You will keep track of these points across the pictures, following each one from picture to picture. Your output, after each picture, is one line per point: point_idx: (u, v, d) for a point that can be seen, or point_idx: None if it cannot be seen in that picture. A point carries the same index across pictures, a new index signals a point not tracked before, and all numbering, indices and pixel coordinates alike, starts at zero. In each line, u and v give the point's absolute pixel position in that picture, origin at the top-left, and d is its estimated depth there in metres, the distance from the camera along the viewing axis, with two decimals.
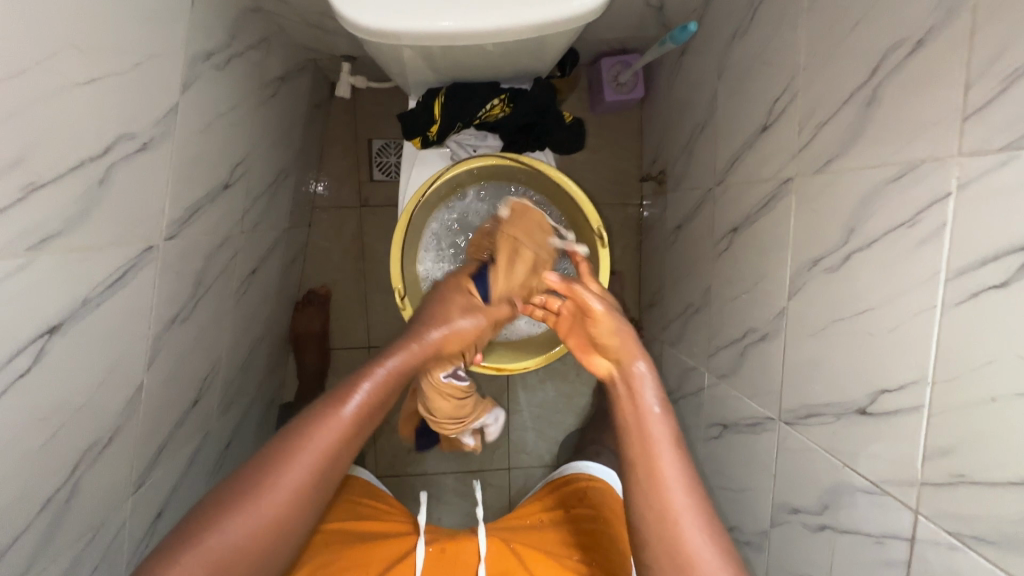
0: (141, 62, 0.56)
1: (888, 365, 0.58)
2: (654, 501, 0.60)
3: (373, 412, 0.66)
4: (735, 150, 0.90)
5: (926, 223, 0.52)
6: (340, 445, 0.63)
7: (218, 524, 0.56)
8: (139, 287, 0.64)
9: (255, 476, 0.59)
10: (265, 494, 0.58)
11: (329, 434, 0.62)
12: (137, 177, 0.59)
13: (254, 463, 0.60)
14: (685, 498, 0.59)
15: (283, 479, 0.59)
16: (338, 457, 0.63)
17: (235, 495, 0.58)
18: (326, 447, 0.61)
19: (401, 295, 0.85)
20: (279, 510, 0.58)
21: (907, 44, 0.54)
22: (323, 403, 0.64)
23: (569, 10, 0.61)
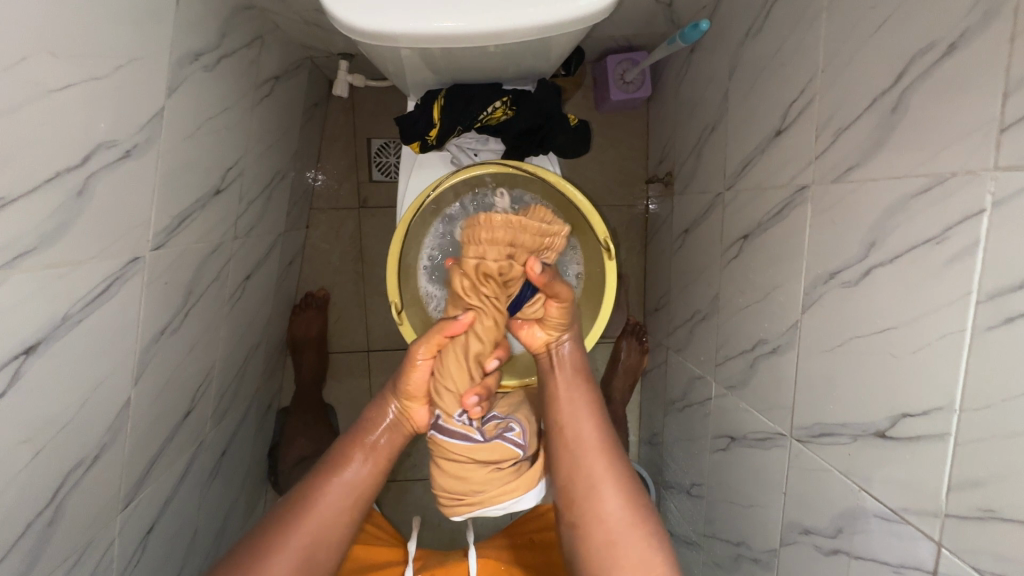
0: (123, 65, 0.53)
1: (911, 388, 0.54)
2: (576, 472, 0.69)
3: (370, 477, 0.71)
4: (747, 154, 0.86)
5: (955, 240, 0.49)
6: (343, 510, 0.68)
7: None
8: (125, 300, 0.61)
9: (264, 545, 0.65)
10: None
11: (330, 500, 0.68)
12: (120, 186, 0.56)
13: (251, 544, 0.66)
14: (603, 467, 0.69)
15: (276, 565, 0.63)
16: (330, 535, 0.67)
17: (245, 559, 0.64)
18: (331, 513, 0.67)
19: (397, 309, 0.83)
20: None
21: (938, 48, 0.50)
22: (306, 489, 0.69)
23: (576, 9, 0.57)
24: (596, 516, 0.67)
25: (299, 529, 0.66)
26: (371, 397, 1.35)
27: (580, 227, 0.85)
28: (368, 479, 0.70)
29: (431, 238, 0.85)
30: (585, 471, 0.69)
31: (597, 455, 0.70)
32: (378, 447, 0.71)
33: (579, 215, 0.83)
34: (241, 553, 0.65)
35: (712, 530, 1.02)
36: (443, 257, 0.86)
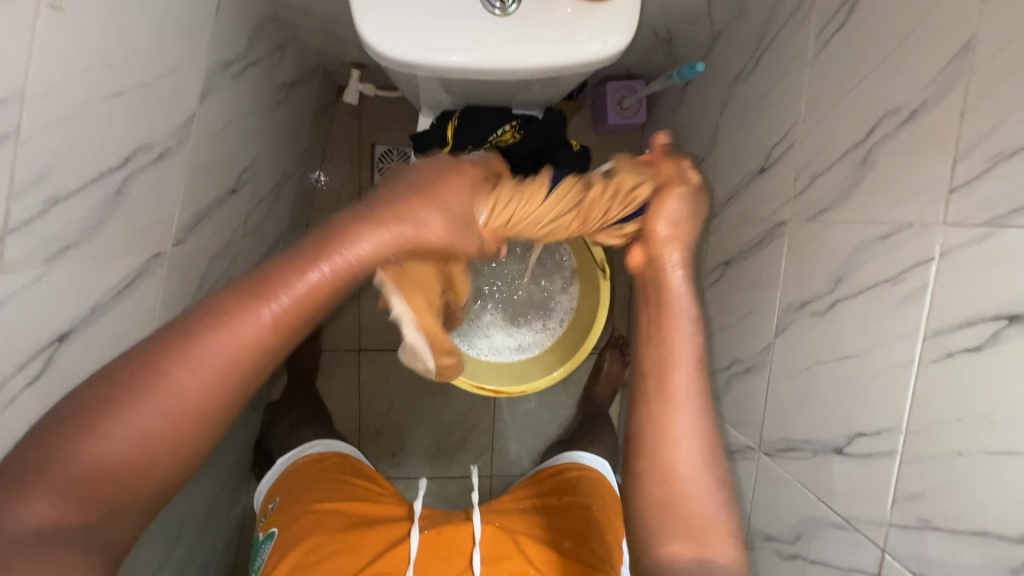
0: (165, 73, 0.57)
1: (867, 410, 0.61)
2: (654, 435, 0.49)
3: (324, 306, 0.42)
4: (733, 186, 0.93)
5: (909, 282, 0.56)
6: (270, 350, 0.40)
7: (78, 444, 0.35)
8: (145, 293, 0.64)
9: (138, 387, 0.36)
10: (122, 432, 0.36)
11: (265, 331, 0.39)
12: (152, 186, 0.60)
13: (105, 385, 0.37)
14: (694, 432, 0.49)
15: (155, 417, 0.36)
16: (249, 384, 0.40)
17: (106, 399, 0.36)
18: (253, 351, 0.39)
19: None
20: (166, 440, 0.37)
21: (903, 112, 0.57)
22: (225, 305, 0.39)
23: (595, 50, 0.58)
24: (663, 480, 0.48)
25: (205, 366, 0.38)
26: (360, 394, 1.43)
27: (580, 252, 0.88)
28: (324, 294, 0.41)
29: None
30: (659, 429, 0.49)
31: (683, 407, 0.49)
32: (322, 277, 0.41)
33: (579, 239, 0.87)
34: (93, 383, 0.36)
35: None
36: None
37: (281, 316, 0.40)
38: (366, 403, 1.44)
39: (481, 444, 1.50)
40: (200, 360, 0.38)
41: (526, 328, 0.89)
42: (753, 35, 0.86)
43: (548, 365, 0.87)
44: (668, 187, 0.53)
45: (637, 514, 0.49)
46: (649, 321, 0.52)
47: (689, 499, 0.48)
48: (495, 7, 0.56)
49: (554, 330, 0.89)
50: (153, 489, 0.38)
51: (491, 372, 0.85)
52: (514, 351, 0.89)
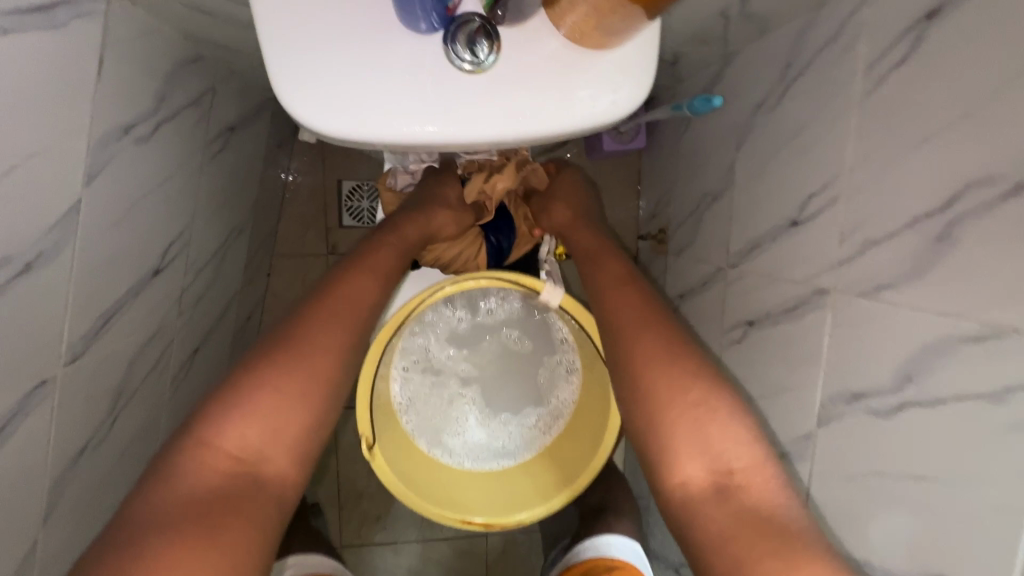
0: (20, 163, 0.41)
1: (955, 552, 0.49)
2: (639, 356, 0.64)
3: (390, 271, 0.69)
4: (754, 237, 0.80)
5: (1016, 406, 0.43)
6: (363, 305, 0.64)
7: (238, 398, 0.53)
8: (27, 435, 0.50)
9: (280, 339, 0.58)
10: (248, 410, 0.53)
11: (359, 292, 0.64)
12: (18, 307, 0.45)
13: (252, 357, 0.57)
14: (666, 343, 0.64)
15: (301, 356, 0.58)
16: (338, 353, 0.60)
17: (248, 365, 0.56)
18: (357, 302, 0.64)
19: (369, 444, 0.67)
20: (312, 374, 0.57)
21: (1003, 183, 0.44)
22: (295, 319, 0.60)
23: (596, 112, 0.44)
24: (664, 396, 0.61)
25: (302, 348, 0.58)
26: (338, 453, 1.30)
27: (580, 337, 0.75)
28: (371, 286, 0.66)
29: (419, 347, 0.73)
30: (645, 357, 0.64)
31: (649, 329, 0.65)
32: (386, 254, 0.69)
33: (576, 324, 0.73)
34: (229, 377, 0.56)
35: None
36: (431, 362, 0.74)
37: (337, 308, 0.62)
38: (344, 462, 1.30)
39: None
40: (315, 324, 0.60)
41: (516, 428, 0.76)
42: (777, 63, 0.72)
43: (544, 483, 0.74)
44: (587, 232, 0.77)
45: (659, 434, 0.59)
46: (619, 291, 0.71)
47: (690, 426, 0.58)
48: (466, 61, 0.42)
49: (552, 430, 0.75)
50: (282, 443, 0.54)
51: (475, 492, 0.74)
52: (504, 459, 0.75)
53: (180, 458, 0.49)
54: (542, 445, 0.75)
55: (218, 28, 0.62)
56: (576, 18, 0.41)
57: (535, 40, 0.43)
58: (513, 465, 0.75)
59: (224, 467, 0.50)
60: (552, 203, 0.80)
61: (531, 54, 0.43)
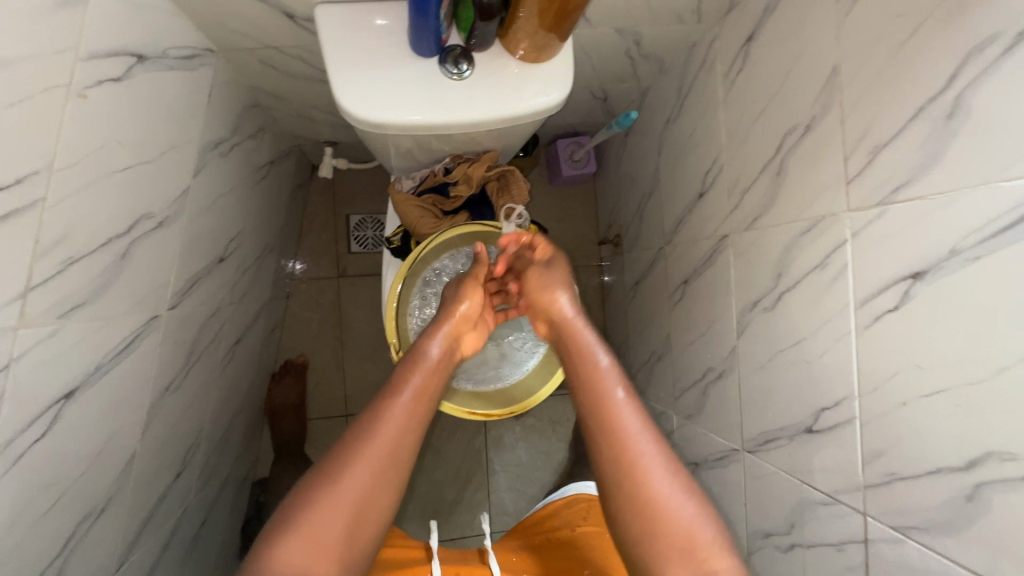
0: (165, 151, 0.64)
1: (822, 386, 0.67)
2: (626, 484, 0.64)
3: (449, 356, 0.75)
4: (679, 214, 1.03)
5: (833, 264, 0.64)
6: (421, 401, 0.68)
7: (307, 515, 0.56)
8: (142, 354, 0.67)
9: (356, 430, 0.63)
10: (342, 497, 0.58)
11: (409, 404, 0.66)
12: (151, 251, 0.65)
13: (334, 449, 0.62)
14: (644, 447, 0.65)
15: (361, 464, 0.60)
16: (410, 440, 0.64)
17: (324, 458, 0.62)
18: (415, 396, 0.67)
19: (396, 349, 0.87)
20: (377, 477, 0.60)
21: (799, 128, 0.69)
22: (371, 409, 0.65)
23: (538, 102, 0.69)
24: (646, 496, 0.62)
25: (382, 439, 0.62)
26: None
27: None
28: (434, 380, 0.71)
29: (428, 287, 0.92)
30: (627, 460, 0.64)
31: (641, 433, 0.66)
32: (447, 330, 0.76)
33: None
34: (312, 471, 0.61)
35: None
36: None
37: (410, 395, 0.67)
38: None
39: (476, 501, 1.46)
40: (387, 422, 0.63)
41: (507, 349, 0.94)
42: (674, 88, 1.01)
43: (530, 386, 0.93)
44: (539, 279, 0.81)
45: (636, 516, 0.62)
46: (584, 366, 0.73)
47: (673, 516, 0.61)
48: (453, 73, 0.66)
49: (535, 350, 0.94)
50: (347, 553, 0.56)
51: (477, 400, 0.91)
52: (500, 374, 0.93)
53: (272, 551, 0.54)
54: (526, 358, 0.94)
55: (273, 83, 0.87)
56: (524, 45, 0.66)
57: (495, 59, 0.68)
58: (507, 378, 0.93)
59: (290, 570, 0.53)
60: (550, 290, 0.80)
61: (492, 68, 0.68)
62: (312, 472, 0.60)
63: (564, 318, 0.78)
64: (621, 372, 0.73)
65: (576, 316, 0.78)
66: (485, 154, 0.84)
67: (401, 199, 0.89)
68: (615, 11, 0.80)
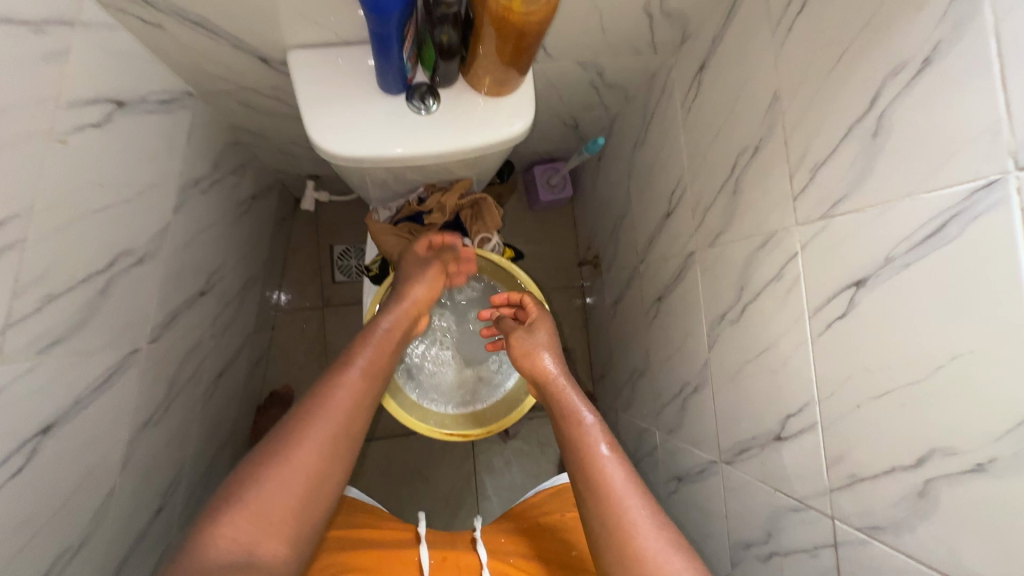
0: (144, 191, 0.66)
1: (787, 394, 0.70)
2: (615, 538, 0.61)
3: (397, 338, 0.77)
4: (650, 234, 1.07)
5: (787, 276, 0.68)
6: (366, 384, 0.70)
7: (249, 491, 0.58)
8: (122, 388, 0.68)
9: (302, 411, 0.65)
10: (285, 473, 0.60)
11: (352, 387, 0.69)
12: (131, 286, 0.67)
13: (277, 432, 0.64)
14: (628, 499, 0.64)
15: (307, 443, 0.62)
16: (358, 413, 0.68)
17: (269, 440, 0.63)
18: (359, 379, 0.70)
19: None
20: (321, 456, 0.63)
21: (749, 149, 0.73)
22: (316, 393, 0.67)
23: (503, 133, 0.72)
24: (623, 546, 0.61)
25: (328, 413, 0.65)
26: None
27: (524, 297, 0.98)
28: (380, 364, 0.73)
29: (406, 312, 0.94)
30: (607, 508, 0.63)
31: (626, 487, 0.65)
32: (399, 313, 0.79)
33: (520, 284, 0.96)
34: (255, 454, 0.63)
35: None
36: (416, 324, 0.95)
37: (355, 378, 0.69)
38: None
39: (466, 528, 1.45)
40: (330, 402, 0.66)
41: (485, 371, 0.96)
42: (639, 114, 1.06)
43: (509, 407, 0.94)
44: (520, 339, 0.82)
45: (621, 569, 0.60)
46: (570, 423, 0.72)
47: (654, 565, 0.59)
48: (420, 108, 0.70)
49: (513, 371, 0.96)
50: (291, 526, 0.59)
51: (456, 423, 0.92)
52: (479, 396, 0.95)
53: (214, 529, 0.55)
54: (505, 379, 0.95)
55: (253, 122, 0.91)
56: (488, 82, 0.70)
57: (461, 95, 0.72)
58: (486, 400, 0.95)
59: (237, 542, 0.55)
60: (529, 350, 0.81)
61: (458, 102, 0.72)
62: (259, 451, 0.62)
63: (547, 375, 0.78)
64: (605, 426, 0.71)
65: (555, 372, 0.78)
66: (457, 183, 0.88)
67: (378, 228, 0.92)
68: (575, 46, 0.85)
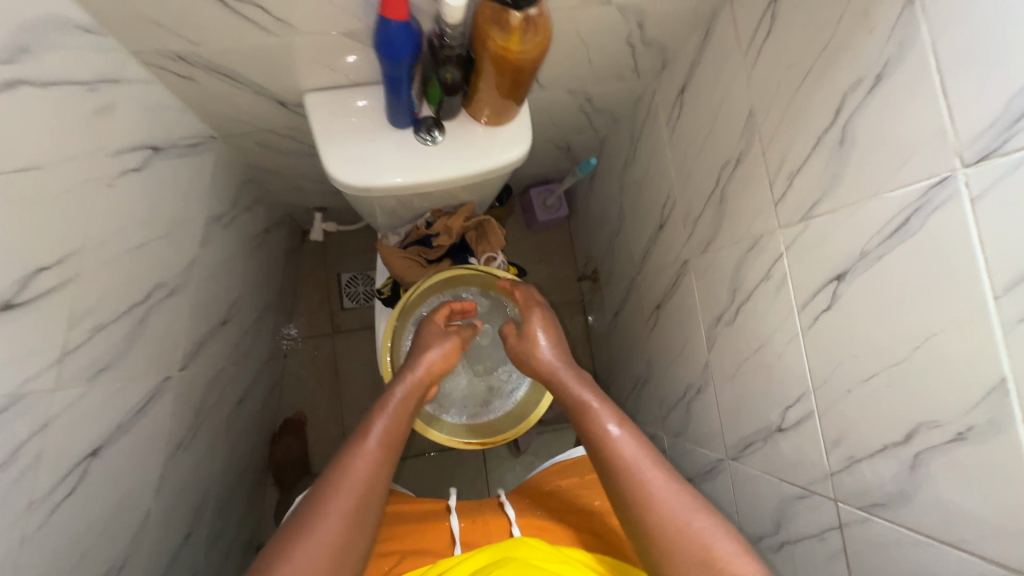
0: (175, 228, 0.72)
1: (784, 386, 0.74)
2: (654, 527, 0.63)
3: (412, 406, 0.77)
4: (645, 245, 1.13)
5: (775, 275, 0.73)
6: (384, 456, 0.69)
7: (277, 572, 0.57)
8: (156, 413, 0.72)
9: (321, 487, 0.64)
10: (309, 548, 0.59)
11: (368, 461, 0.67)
12: (164, 317, 0.71)
13: (298, 513, 0.63)
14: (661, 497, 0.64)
15: (329, 515, 0.62)
16: (378, 482, 0.67)
17: (290, 522, 0.62)
18: (377, 451, 0.69)
19: None
20: (344, 530, 0.62)
21: (732, 161, 0.79)
22: (333, 468, 0.67)
23: (504, 157, 0.79)
24: (666, 530, 0.62)
25: (345, 485, 0.64)
26: None
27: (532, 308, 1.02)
28: (398, 433, 0.73)
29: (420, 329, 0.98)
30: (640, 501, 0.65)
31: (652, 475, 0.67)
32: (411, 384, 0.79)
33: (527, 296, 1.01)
34: (279, 538, 0.61)
35: None
36: None
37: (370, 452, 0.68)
38: None
39: None
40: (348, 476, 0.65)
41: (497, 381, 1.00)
42: (627, 135, 1.12)
43: (523, 413, 0.98)
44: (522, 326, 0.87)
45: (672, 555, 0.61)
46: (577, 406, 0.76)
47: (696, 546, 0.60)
48: (427, 138, 0.76)
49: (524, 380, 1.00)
50: None
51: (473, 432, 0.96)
52: (493, 406, 0.99)
53: None
54: (517, 388, 0.99)
55: (267, 160, 0.97)
56: (488, 113, 0.76)
57: (465, 125, 0.78)
58: (500, 409, 0.99)
59: None
60: (531, 337, 0.85)
61: (462, 132, 0.78)
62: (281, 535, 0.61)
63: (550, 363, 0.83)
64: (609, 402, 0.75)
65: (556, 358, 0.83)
66: (461, 208, 0.94)
67: (388, 251, 0.97)
68: (564, 76, 0.92)
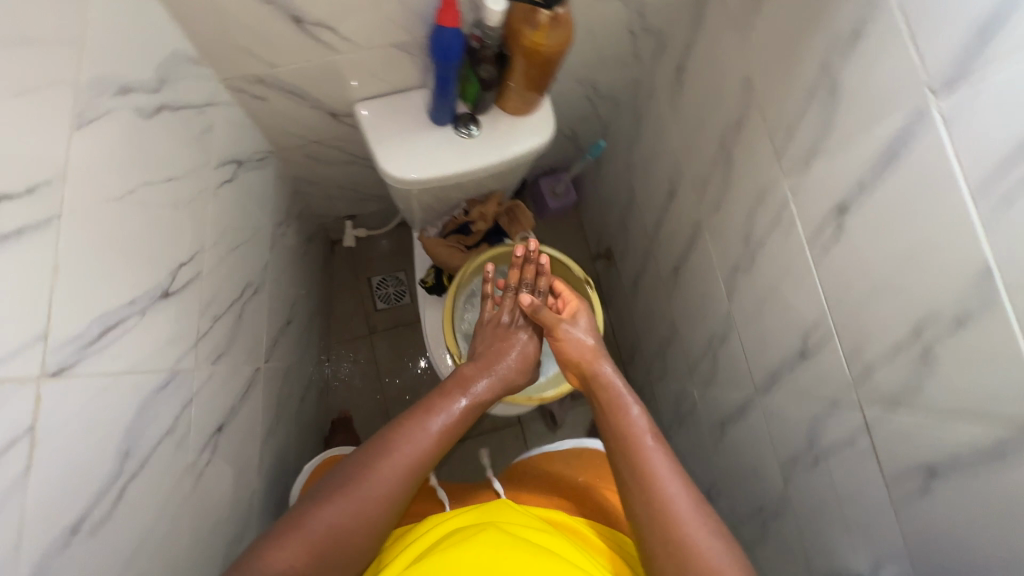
0: (254, 233, 0.81)
1: (802, 316, 0.84)
2: (661, 529, 0.67)
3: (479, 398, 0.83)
4: (656, 216, 1.23)
5: (784, 219, 0.83)
6: (442, 432, 0.75)
7: (317, 512, 0.65)
8: (254, 399, 0.81)
9: (372, 452, 0.70)
10: (346, 502, 0.66)
11: (421, 437, 0.73)
12: (253, 313, 0.80)
13: (350, 466, 0.70)
14: (676, 489, 0.69)
15: (377, 477, 0.68)
16: (426, 459, 0.72)
17: (343, 470, 0.69)
18: (438, 426, 0.75)
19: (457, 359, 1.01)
20: (383, 495, 0.68)
21: (733, 125, 0.89)
22: (389, 434, 0.73)
23: (532, 142, 0.88)
24: (665, 528, 0.67)
25: (395, 457, 0.70)
26: None
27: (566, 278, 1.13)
28: (464, 416, 0.79)
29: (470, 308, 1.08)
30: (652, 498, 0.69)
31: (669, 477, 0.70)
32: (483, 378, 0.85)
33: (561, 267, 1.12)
34: (328, 481, 0.69)
35: (736, 516, 1.18)
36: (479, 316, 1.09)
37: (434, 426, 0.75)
38: None
39: None
40: (397, 450, 0.71)
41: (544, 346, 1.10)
42: (629, 117, 1.23)
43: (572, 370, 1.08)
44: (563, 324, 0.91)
45: (660, 554, 0.66)
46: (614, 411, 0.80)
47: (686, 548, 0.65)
48: (464, 133, 0.85)
49: None
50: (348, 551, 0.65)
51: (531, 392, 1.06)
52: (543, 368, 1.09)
53: (271, 547, 0.61)
54: None
55: (310, 173, 1.06)
56: (514, 103, 0.86)
57: (494, 117, 0.88)
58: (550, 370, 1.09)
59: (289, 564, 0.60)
60: (573, 339, 0.89)
61: (492, 124, 0.88)
62: (332, 479, 0.68)
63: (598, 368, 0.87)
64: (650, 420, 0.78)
65: (610, 366, 0.86)
66: (491, 197, 1.04)
67: (432, 243, 1.07)
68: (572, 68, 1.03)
